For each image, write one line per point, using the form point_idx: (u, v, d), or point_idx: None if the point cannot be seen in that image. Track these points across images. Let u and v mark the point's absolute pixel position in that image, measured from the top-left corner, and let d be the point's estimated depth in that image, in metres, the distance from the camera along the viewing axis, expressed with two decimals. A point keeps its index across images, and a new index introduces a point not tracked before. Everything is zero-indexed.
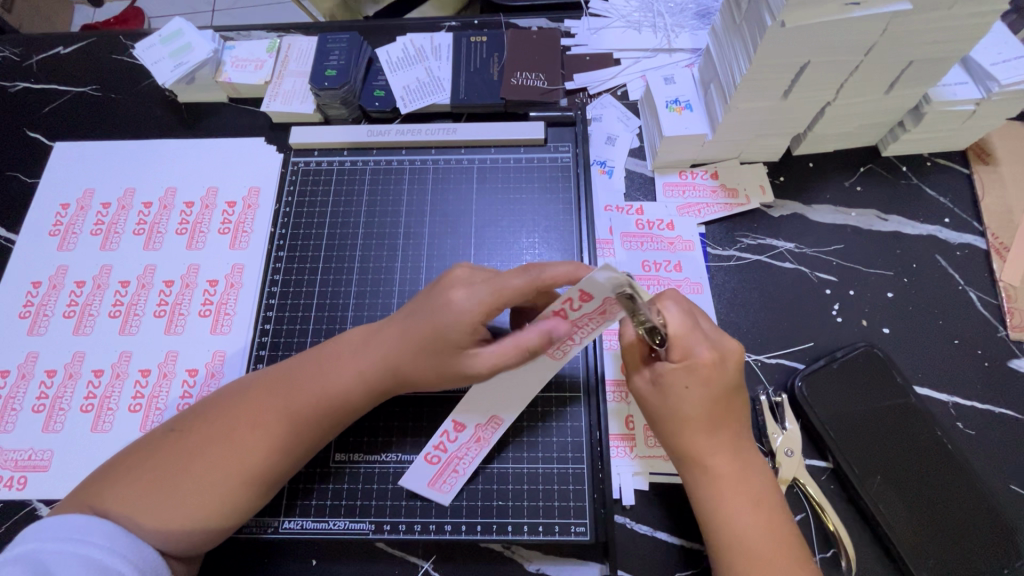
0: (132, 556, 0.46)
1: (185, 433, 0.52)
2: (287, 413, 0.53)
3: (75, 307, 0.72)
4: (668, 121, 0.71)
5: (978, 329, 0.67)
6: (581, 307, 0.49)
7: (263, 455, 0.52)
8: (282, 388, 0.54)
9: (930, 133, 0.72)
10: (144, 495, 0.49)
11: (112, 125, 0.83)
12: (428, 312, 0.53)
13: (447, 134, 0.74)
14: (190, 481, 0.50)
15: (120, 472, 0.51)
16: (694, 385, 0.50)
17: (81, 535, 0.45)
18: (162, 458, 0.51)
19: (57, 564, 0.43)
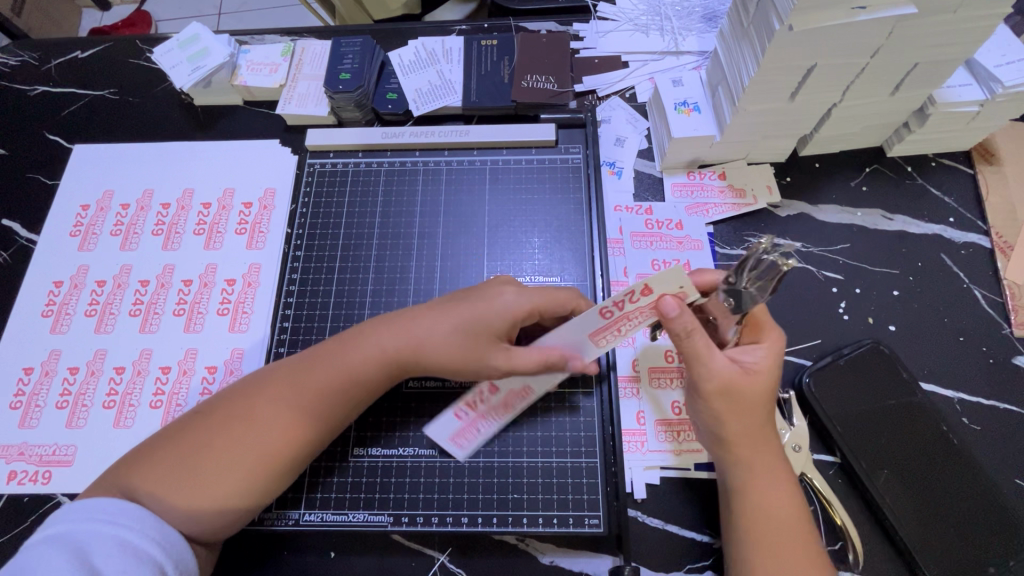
0: (161, 541, 0.48)
1: (215, 420, 0.53)
2: (316, 401, 0.55)
3: (96, 306, 0.73)
4: (676, 123, 0.72)
5: (982, 327, 0.68)
6: (637, 301, 0.52)
7: (294, 442, 0.54)
8: (310, 376, 0.55)
9: (934, 133, 0.73)
10: (178, 482, 0.50)
11: (129, 128, 0.84)
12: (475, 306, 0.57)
13: (460, 136, 0.76)
14: (223, 471, 0.51)
15: (152, 459, 0.52)
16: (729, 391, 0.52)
17: (115, 516, 0.47)
18: (193, 445, 0.52)
19: (93, 544, 0.45)
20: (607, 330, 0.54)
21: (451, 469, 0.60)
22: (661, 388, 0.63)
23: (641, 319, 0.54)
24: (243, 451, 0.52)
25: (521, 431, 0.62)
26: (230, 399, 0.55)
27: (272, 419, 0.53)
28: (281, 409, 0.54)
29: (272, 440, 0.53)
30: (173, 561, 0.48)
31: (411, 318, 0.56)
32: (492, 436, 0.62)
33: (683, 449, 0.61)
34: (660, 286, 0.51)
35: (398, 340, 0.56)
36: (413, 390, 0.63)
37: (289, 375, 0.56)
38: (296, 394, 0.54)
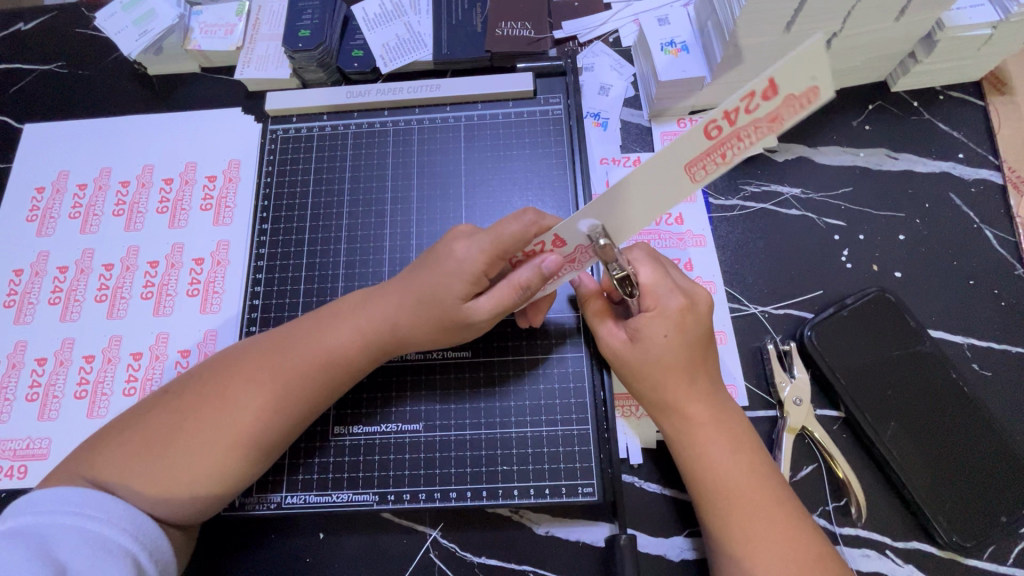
0: (134, 532, 0.45)
1: (180, 400, 0.51)
2: (268, 362, 0.52)
3: (59, 293, 0.70)
4: (663, 65, 0.67)
5: (994, 268, 0.64)
6: (754, 107, 0.38)
7: (266, 423, 0.51)
8: (285, 352, 0.53)
9: (943, 62, 0.67)
10: (142, 465, 0.48)
11: (81, 104, 0.79)
12: (433, 271, 0.53)
13: (431, 91, 0.71)
14: (189, 451, 0.49)
15: (116, 441, 0.50)
16: (673, 333, 0.51)
17: (83, 506, 0.44)
18: (157, 428, 0.50)
19: (58, 538, 0.42)
20: (707, 157, 0.42)
21: (436, 443, 0.58)
22: None
23: (757, 137, 0.40)
24: (209, 432, 0.49)
25: (509, 400, 0.59)
26: (197, 381, 0.52)
27: (243, 400, 0.51)
28: (252, 388, 0.51)
29: (241, 421, 0.50)
30: (148, 551, 0.46)
31: (392, 301, 0.54)
32: (478, 406, 0.59)
33: None
34: (786, 85, 0.37)
35: (380, 322, 0.54)
36: (394, 363, 0.60)
37: (263, 353, 0.53)
38: (269, 375, 0.52)
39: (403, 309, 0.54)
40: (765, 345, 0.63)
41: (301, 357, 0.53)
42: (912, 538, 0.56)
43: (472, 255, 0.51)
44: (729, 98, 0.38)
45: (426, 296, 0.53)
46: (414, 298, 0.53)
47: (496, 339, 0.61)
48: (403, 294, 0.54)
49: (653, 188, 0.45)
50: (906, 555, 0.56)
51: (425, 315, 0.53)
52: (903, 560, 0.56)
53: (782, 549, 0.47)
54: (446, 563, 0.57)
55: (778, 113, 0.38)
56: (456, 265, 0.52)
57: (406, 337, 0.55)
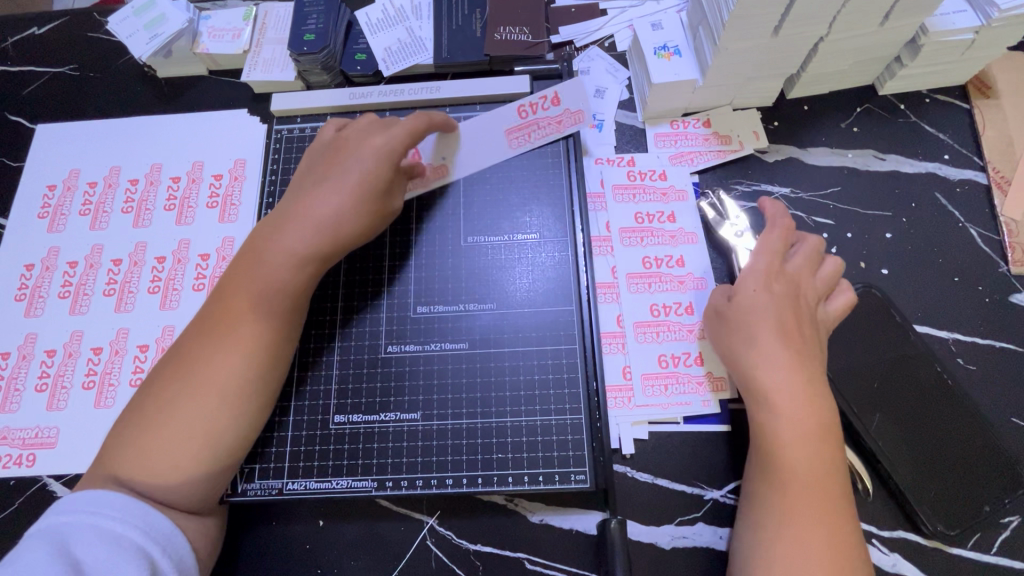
0: (147, 529, 0.47)
1: (166, 369, 0.53)
2: (250, 330, 0.53)
3: (69, 287, 0.72)
4: (657, 68, 0.69)
5: (978, 265, 0.66)
6: (546, 108, 0.68)
7: (241, 370, 0.52)
8: (243, 294, 0.54)
9: (928, 66, 0.69)
10: (141, 443, 0.50)
11: (92, 104, 0.81)
12: (355, 172, 0.58)
13: (432, 93, 0.73)
14: (178, 420, 0.50)
15: (119, 426, 0.51)
16: (762, 288, 0.56)
17: (99, 506, 0.46)
18: (151, 404, 0.51)
19: (77, 536, 0.44)
20: (523, 128, 0.69)
21: (433, 432, 0.59)
22: (647, 341, 0.63)
23: (551, 129, 0.69)
24: (191, 391, 0.51)
25: (504, 389, 0.61)
26: (177, 348, 0.54)
27: (213, 351, 0.52)
28: (224, 339, 0.53)
29: (216, 372, 0.52)
30: (161, 548, 0.47)
31: (325, 201, 0.57)
32: (473, 395, 0.60)
33: (671, 403, 0.61)
34: (566, 101, 0.68)
35: (319, 223, 0.56)
36: (392, 354, 0.62)
37: (227, 303, 0.54)
38: (238, 324, 0.53)
39: (340, 204, 0.57)
40: None
41: (262, 295, 0.54)
42: (898, 527, 0.57)
43: (388, 141, 0.59)
44: (532, 98, 0.68)
45: (354, 190, 0.58)
46: (347, 197, 0.57)
47: (491, 330, 0.63)
48: (335, 195, 0.57)
49: (477, 146, 0.68)
50: (893, 544, 0.57)
51: (363, 209, 0.58)
52: (889, 549, 0.57)
53: (816, 511, 0.48)
54: (442, 550, 0.58)
55: (563, 118, 0.69)
56: (371, 155, 0.59)
57: (346, 233, 0.57)
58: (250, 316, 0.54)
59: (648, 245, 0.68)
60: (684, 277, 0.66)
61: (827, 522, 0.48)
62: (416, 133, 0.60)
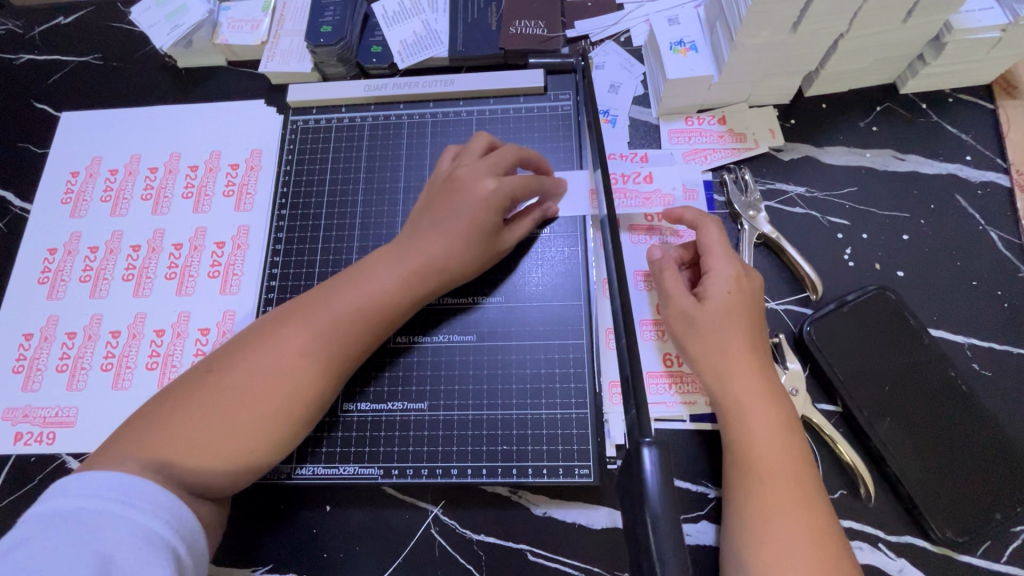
0: (174, 523, 0.46)
1: (219, 365, 0.54)
2: (313, 345, 0.54)
3: (90, 272, 0.73)
4: (672, 64, 0.68)
5: (998, 269, 0.65)
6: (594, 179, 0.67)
7: (324, 390, 0.55)
8: (323, 317, 0.55)
9: (952, 64, 0.68)
10: (211, 448, 0.50)
11: (114, 93, 0.83)
12: (468, 207, 0.59)
13: (446, 86, 0.73)
14: (265, 436, 0.52)
15: (173, 427, 0.51)
16: (733, 291, 0.57)
17: (93, 489, 0.45)
18: (194, 402, 0.52)
19: (103, 527, 0.43)
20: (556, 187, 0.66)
21: (440, 422, 0.60)
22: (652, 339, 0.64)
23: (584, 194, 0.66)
24: (287, 411, 0.53)
25: (509, 383, 0.61)
26: (250, 357, 0.54)
27: (305, 374, 0.54)
28: (311, 359, 0.54)
29: (306, 396, 0.54)
30: (185, 543, 0.47)
31: (433, 242, 0.59)
32: (479, 387, 0.61)
33: (676, 401, 0.61)
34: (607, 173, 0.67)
35: (428, 263, 0.58)
36: (401, 345, 0.63)
37: (295, 316, 0.56)
38: (328, 350, 0.55)
39: (452, 245, 0.59)
40: None
41: (345, 318, 0.55)
42: (905, 532, 0.57)
43: (499, 192, 0.59)
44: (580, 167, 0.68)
45: (466, 230, 0.59)
46: (462, 232, 0.59)
47: (500, 323, 0.63)
48: (444, 236, 0.59)
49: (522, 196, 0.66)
50: (899, 549, 0.56)
51: (473, 252, 0.59)
52: (896, 554, 0.56)
53: (790, 479, 0.50)
54: (446, 539, 0.59)
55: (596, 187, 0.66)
56: (478, 197, 0.59)
57: (453, 273, 0.60)
58: (335, 341, 0.55)
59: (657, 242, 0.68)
60: None
61: (801, 490, 0.49)
62: (527, 188, 0.60)
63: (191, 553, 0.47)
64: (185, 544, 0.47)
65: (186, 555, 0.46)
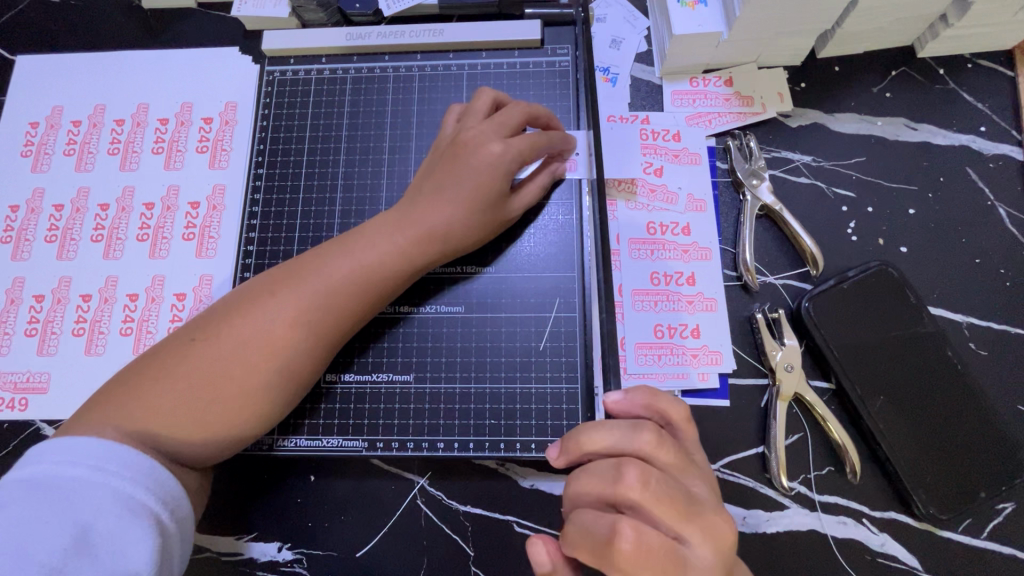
0: (156, 490, 0.44)
1: (203, 331, 0.51)
2: (304, 319, 0.51)
3: (56, 231, 0.69)
4: (680, 18, 0.64)
5: (1002, 247, 0.63)
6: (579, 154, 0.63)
7: (317, 359, 0.53)
8: (317, 286, 0.52)
9: (975, 26, 0.64)
10: (194, 417, 0.48)
11: (74, 35, 0.76)
12: (476, 173, 0.55)
13: (435, 36, 0.68)
14: (256, 405, 0.50)
15: (157, 392, 0.48)
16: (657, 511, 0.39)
17: (65, 455, 0.43)
18: (176, 370, 0.49)
19: (83, 495, 0.42)
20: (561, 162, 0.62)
21: (427, 394, 0.58)
22: (645, 310, 0.62)
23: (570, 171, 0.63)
24: (284, 381, 0.51)
25: (500, 354, 0.59)
26: (238, 325, 0.50)
27: (296, 346, 0.51)
28: (300, 329, 0.51)
29: (298, 367, 0.51)
30: (170, 510, 0.45)
31: (436, 211, 0.55)
32: (467, 359, 0.59)
33: (666, 375, 0.60)
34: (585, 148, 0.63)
35: (431, 232, 0.55)
36: (387, 315, 0.60)
37: (284, 283, 0.52)
38: (321, 320, 0.52)
39: (453, 213, 0.55)
40: (754, 314, 0.62)
41: (341, 290, 0.52)
42: (890, 508, 0.57)
43: (506, 156, 0.55)
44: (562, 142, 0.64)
45: (464, 195, 0.55)
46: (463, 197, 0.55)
47: (489, 294, 0.60)
48: (448, 204, 0.55)
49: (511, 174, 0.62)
50: (882, 524, 0.57)
51: (478, 221, 0.56)
52: (878, 529, 0.57)
53: None
54: (432, 510, 0.59)
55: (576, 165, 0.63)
56: (488, 161, 0.55)
57: (460, 243, 0.57)
58: (328, 312, 0.52)
59: (655, 210, 0.65)
60: (688, 247, 0.64)
61: None
62: (535, 149, 0.56)
63: (176, 518, 0.45)
64: (168, 508, 0.45)
65: (170, 520, 0.45)
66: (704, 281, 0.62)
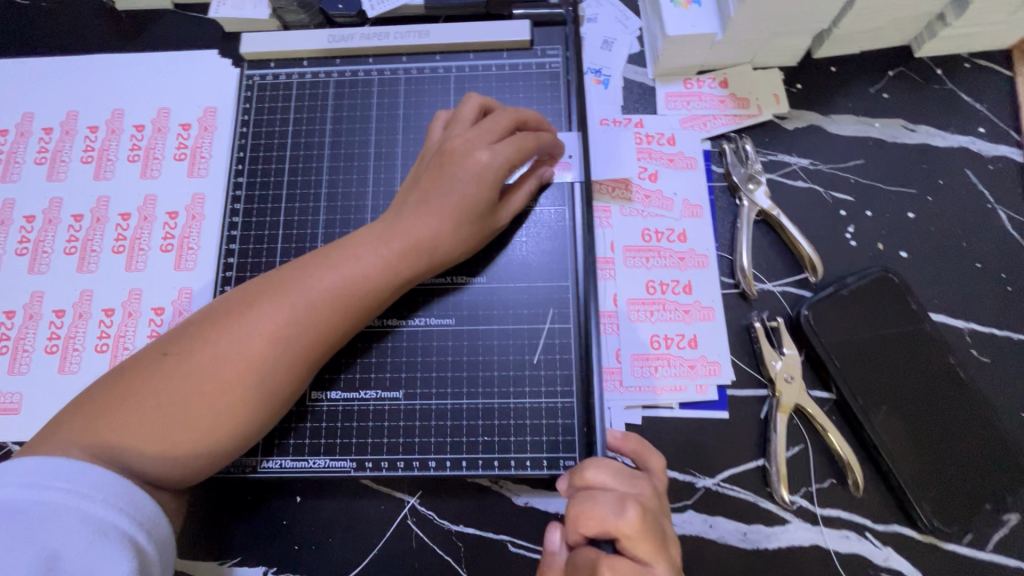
0: (131, 511, 0.42)
1: (177, 346, 0.48)
2: (283, 336, 0.49)
3: (27, 244, 0.66)
4: (672, 19, 0.62)
5: (1004, 251, 0.62)
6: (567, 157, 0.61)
7: (297, 378, 0.50)
8: (297, 301, 0.50)
9: (973, 26, 0.62)
10: (167, 436, 0.46)
11: (44, 38, 0.73)
12: (463, 183, 0.53)
13: (421, 38, 0.65)
14: (230, 427, 0.48)
15: (128, 409, 0.46)
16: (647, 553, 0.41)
17: (29, 477, 0.41)
18: (148, 388, 0.47)
19: (49, 518, 0.39)
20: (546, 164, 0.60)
21: (417, 411, 0.56)
22: (641, 320, 0.60)
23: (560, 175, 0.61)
24: (259, 400, 0.48)
25: (492, 368, 0.57)
26: (214, 340, 0.48)
27: (274, 364, 0.49)
28: (278, 347, 0.49)
29: (277, 386, 0.49)
30: (146, 531, 0.43)
31: (425, 222, 0.53)
32: (458, 374, 0.57)
33: (663, 388, 0.58)
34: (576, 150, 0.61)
35: (419, 244, 0.53)
36: (375, 328, 0.58)
37: (264, 297, 0.50)
38: (300, 339, 0.49)
39: (441, 225, 0.53)
40: (752, 323, 0.60)
41: (321, 306, 0.50)
42: (893, 521, 0.55)
43: (494, 163, 0.53)
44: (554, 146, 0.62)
45: (453, 206, 0.53)
46: (455, 208, 0.53)
47: (480, 305, 0.58)
48: (435, 215, 0.53)
49: None
50: (885, 538, 0.55)
51: (465, 231, 0.54)
52: (882, 543, 0.55)
53: None
54: (424, 530, 0.57)
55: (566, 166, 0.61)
56: (476, 169, 0.53)
57: (447, 254, 0.54)
58: (308, 329, 0.50)
59: (650, 217, 0.63)
60: (685, 254, 0.62)
61: None
62: (522, 154, 0.54)
63: (153, 539, 0.43)
64: (144, 529, 0.43)
65: (147, 542, 0.43)
66: (702, 290, 0.61)
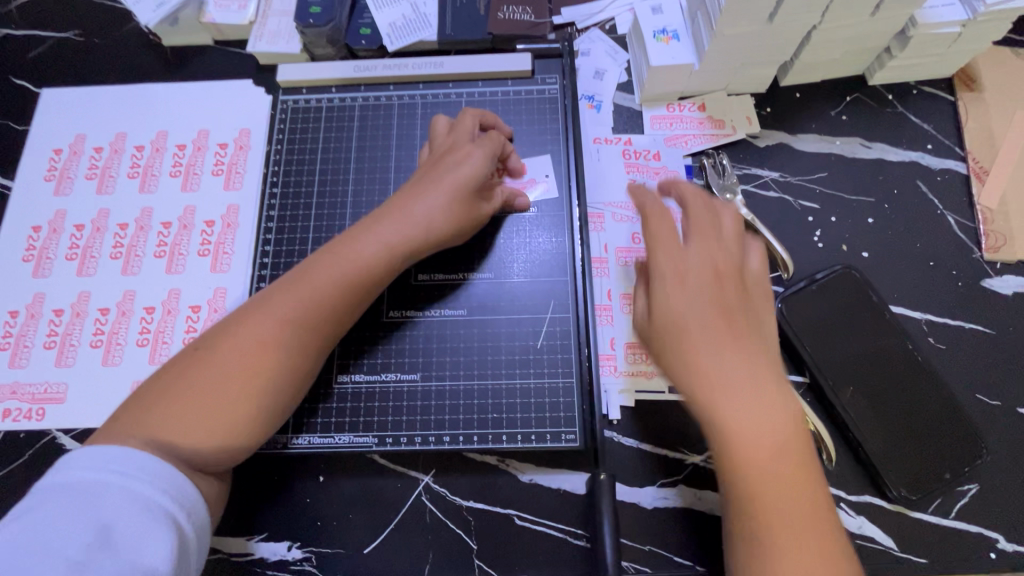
0: (173, 493, 0.47)
1: (204, 346, 0.54)
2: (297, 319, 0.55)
3: (76, 249, 0.73)
4: (655, 52, 0.71)
5: (953, 251, 0.69)
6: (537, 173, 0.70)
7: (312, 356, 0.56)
8: (309, 290, 0.56)
9: (916, 57, 0.72)
10: (205, 421, 0.51)
11: (97, 69, 0.82)
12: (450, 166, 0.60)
13: (435, 68, 0.74)
14: (258, 404, 0.53)
15: (165, 402, 0.51)
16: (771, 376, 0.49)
17: (88, 462, 0.46)
18: (183, 382, 0.52)
19: (104, 496, 0.44)
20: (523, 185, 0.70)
21: (432, 391, 0.62)
22: None
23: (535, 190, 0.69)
24: (282, 377, 0.54)
25: (499, 354, 0.63)
26: (237, 334, 0.54)
27: (293, 347, 0.54)
28: (294, 330, 0.54)
29: (294, 365, 0.55)
30: (185, 514, 0.47)
31: (420, 203, 0.59)
32: (469, 359, 0.63)
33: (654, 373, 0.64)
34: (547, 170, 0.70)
35: (414, 220, 0.58)
36: (393, 320, 0.64)
37: (279, 293, 0.56)
38: (313, 320, 0.55)
39: (436, 204, 0.59)
40: None
41: (335, 294, 0.56)
42: (865, 492, 0.61)
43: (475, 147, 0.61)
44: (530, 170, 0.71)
45: (444, 187, 0.59)
46: (448, 188, 0.59)
47: (488, 298, 0.65)
48: (429, 196, 0.59)
49: None
50: (859, 507, 0.61)
51: (455, 208, 0.60)
52: (856, 512, 0.60)
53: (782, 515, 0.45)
54: (437, 506, 0.62)
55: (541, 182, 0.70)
56: (461, 155, 0.61)
57: (440, 232, 0.60)
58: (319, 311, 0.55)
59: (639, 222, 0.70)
60: None
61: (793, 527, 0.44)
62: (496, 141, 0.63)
63: (189, 522, 0.48)
64: (183, 512, 0.47)
65: (185, 525, 0.47)
66: None
